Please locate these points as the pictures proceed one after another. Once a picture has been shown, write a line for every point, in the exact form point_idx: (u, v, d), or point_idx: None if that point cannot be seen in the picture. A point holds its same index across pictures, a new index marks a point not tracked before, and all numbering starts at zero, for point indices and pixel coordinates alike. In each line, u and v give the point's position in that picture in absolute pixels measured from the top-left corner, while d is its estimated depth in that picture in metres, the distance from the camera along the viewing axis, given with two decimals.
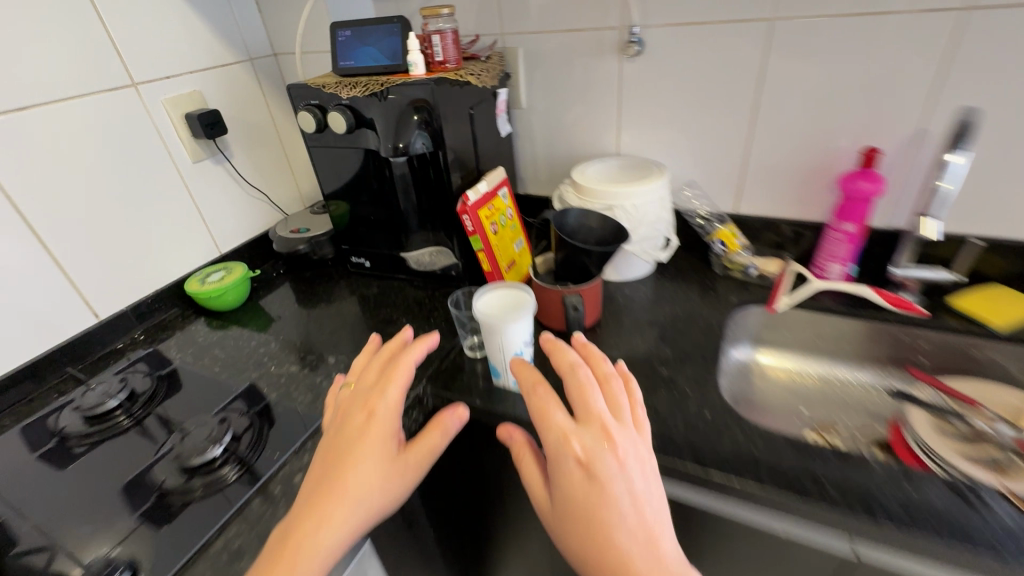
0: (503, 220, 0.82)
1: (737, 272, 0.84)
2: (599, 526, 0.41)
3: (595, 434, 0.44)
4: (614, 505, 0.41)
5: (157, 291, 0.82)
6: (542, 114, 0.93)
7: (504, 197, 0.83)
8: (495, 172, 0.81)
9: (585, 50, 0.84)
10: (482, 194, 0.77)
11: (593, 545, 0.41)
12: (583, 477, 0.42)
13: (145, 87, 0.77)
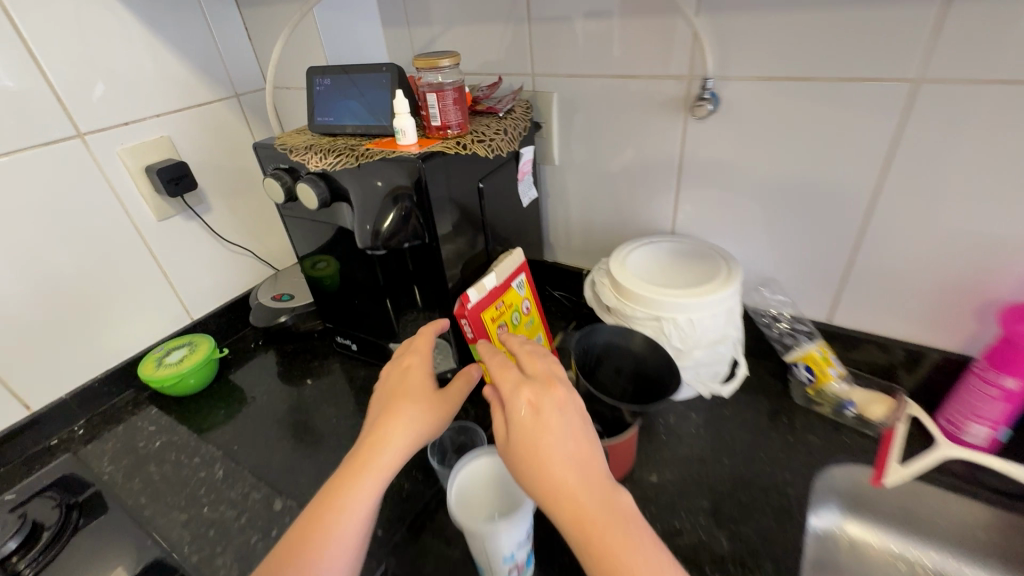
0: (515, 317, 0.63)
1: (828, 409, 0.63)
2: (548, 461, 0.39)
3: (545, 384, 0.43)
4: (563, 464, 0.39)
5: (106, 373, 0.71)
6: (577, 173, 0.74)
7: (520, 288, 0.64)
8: (509, 258, 0.62)
9: (636, 102, 0.64)
10: (489, 290, 0.59)
11: (536, 475, 0.39)
12: (535, 424, 0.40)
13: (96, 136, 0.64)
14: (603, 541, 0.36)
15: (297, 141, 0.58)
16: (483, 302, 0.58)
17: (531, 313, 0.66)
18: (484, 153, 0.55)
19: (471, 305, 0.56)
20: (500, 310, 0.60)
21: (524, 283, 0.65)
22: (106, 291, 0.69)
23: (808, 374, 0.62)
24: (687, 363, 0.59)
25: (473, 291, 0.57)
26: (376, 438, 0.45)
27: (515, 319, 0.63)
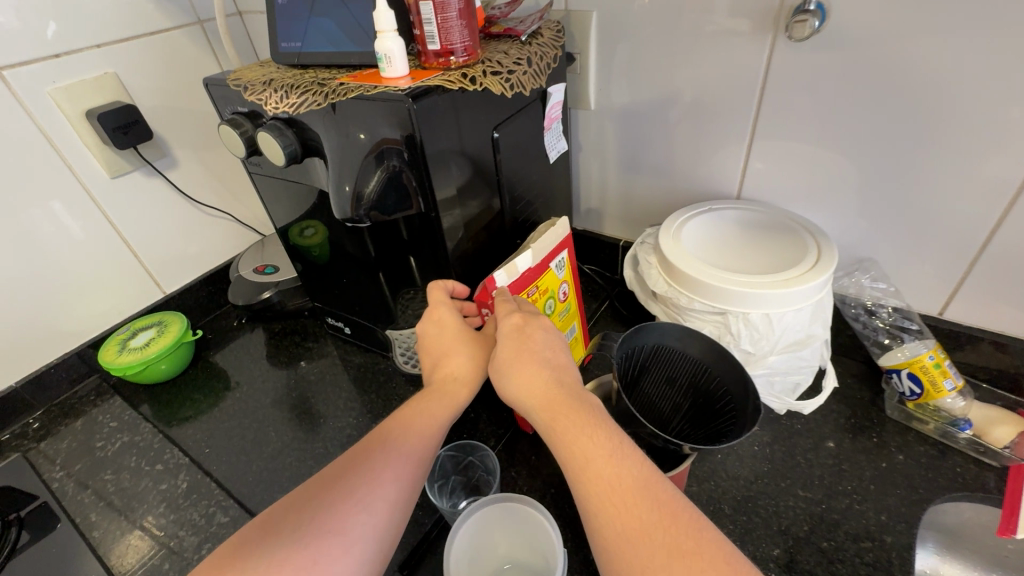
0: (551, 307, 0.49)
1: (933, 427, 0.49)
2: (525, 357, 0.36)
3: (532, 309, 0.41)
4: (539, 357, 0.36)
5: (64, 358, 0.62)
6: (617, 121, 0.59)
7: (560, 270, 0.49)
8: (553, 230, 0.47)
9: (704, 23, 0.48)
10: (521, 273, 0.45)
11: (513, 374, 0.36)
12: (515, 325, 0.38)
13: (20, 73, 0.52)
14: (569, 429, 0.32)
15: (258, 74, 0.44)
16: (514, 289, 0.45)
17: (569, 301, 0.52)
18: (500, 90, 0.40)
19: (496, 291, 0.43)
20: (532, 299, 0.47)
21: (565, 263, 0.50)
22: (52, 264, 0.58)
23: (913, 385, 0.49)
24: (759, 370, 0.46)
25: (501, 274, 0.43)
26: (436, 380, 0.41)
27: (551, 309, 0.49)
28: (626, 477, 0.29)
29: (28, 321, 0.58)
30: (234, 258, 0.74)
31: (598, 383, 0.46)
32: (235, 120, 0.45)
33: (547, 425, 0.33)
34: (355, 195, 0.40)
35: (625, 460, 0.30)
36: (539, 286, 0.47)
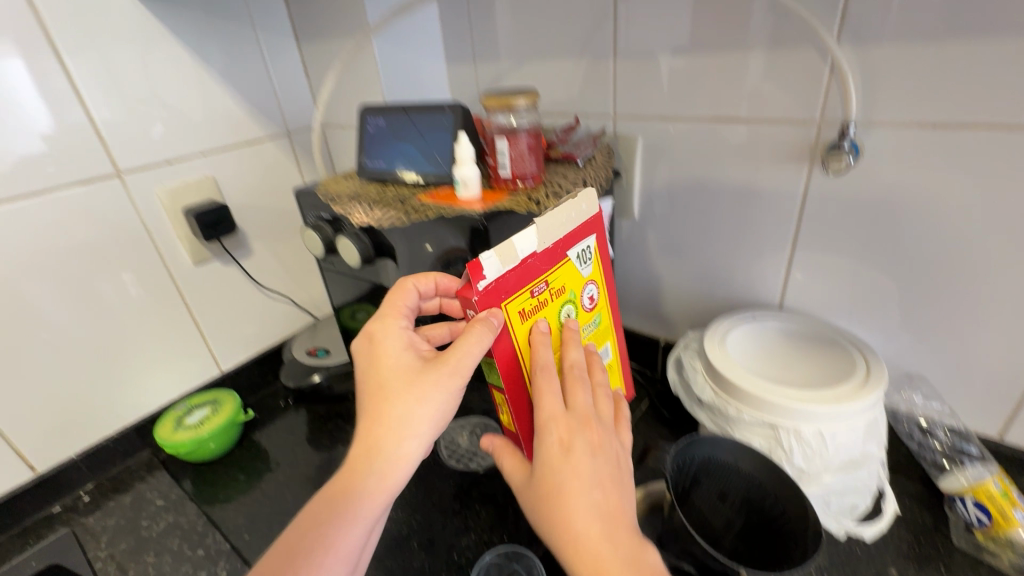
0: (566, 313, 0.41)
1: (1008, 562, 0.46)
2: (570, 497, 0.33)
3: (583, 415, 0.36)
4: (582, 496, 0.33)
5: (123, 431, 0.64)
6: (659, 229, 0.63)
7: (582, 264, 0.42)
8: (569, 214, 0.39)
9: (741, 152, 0.53)
10: (521, 261, 0.37)
11: (553, 512, 0.34)
12: (558, 453, 0.35)
13: (135, 177, 0.60)
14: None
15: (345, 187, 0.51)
16: (512, 283, 0.36)
17: (596, 305, 0.44)
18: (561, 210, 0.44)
19: (487, 284, 0.35)
20: (539, 300, 0.39)
21: (590, 251, 0.42)
22: (130, 342, 0.63)
23: (980, 514, 0.46)
24: (814, 489, 0.45)
25: (491, 261, 0.35)
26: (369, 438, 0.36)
27: (567, 315, 0.41)
28: None
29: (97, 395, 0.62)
30: (288, 339, 0.78)
31: (646, 491, 0.46)
32: (318, 224, 0.50)
33: None
34: None
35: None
36: (549, 282, 0.39)
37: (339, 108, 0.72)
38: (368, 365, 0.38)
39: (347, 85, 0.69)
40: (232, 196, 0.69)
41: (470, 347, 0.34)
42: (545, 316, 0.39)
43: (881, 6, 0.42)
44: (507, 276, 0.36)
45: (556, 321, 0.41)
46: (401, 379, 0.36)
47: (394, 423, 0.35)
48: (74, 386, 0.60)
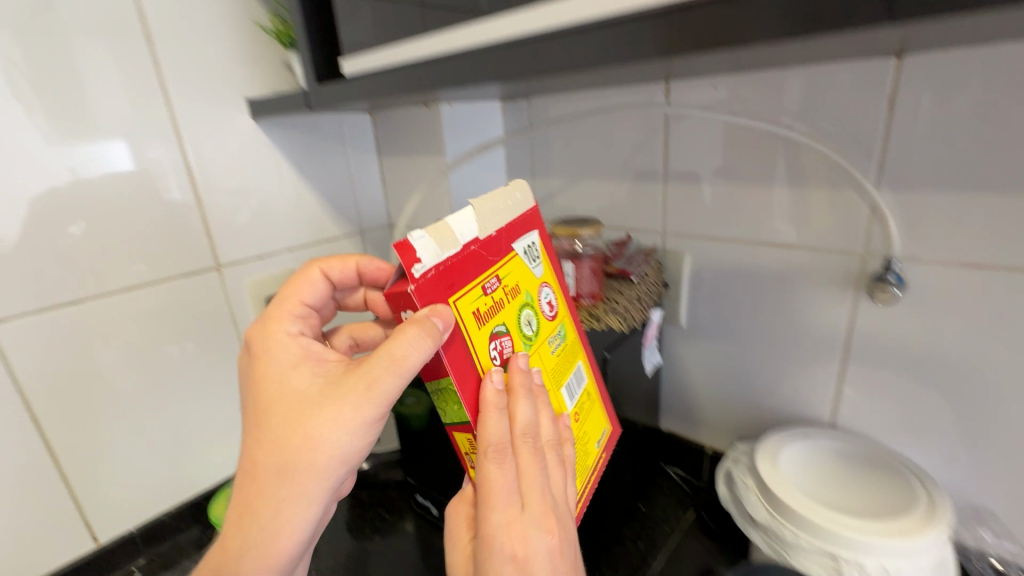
0: (527, 319, 0.36)
1: None
2: None
3: (528, 492, 0.33)
4: None
5: (179, 506, 0.67)
6: (705, 338, 0.66)
7: (531, 262, 0.37)
8: (505, 201, 0.36)
9: (784, 274, 0.57)
10: (464, 247, 0.32)
11: None
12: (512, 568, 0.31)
13: (230, 269, 0.68)
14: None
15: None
16: (457, 277, 0.31)
17: (557, 314, 0.39)
18: (617, 325, 0.50)
19: (426, 271, 0.30)
20: (494, 299, 0.33)
21: (538, 248, 0.38)
22: (197, 414, 0.67)
23: None
24: None
25: (428, 248, 0.30)
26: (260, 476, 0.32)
27: (529, 323, 0.36)
28: None
29: (160, 464, 0.65)
30: None
31: None
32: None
33: None
34: None
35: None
36: (500, 278, 0.34)
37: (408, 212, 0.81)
38: (265, 386, 0.35)
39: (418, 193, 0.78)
40: None
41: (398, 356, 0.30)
42: (504, 321, 0.34)
43: (910, 157, 0.46)
44: (452, 264, 0.31)
45: (517, 328, 0.35)
46: (300, 415, 0.32)
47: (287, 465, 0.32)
48: (145, 458, 0.64)
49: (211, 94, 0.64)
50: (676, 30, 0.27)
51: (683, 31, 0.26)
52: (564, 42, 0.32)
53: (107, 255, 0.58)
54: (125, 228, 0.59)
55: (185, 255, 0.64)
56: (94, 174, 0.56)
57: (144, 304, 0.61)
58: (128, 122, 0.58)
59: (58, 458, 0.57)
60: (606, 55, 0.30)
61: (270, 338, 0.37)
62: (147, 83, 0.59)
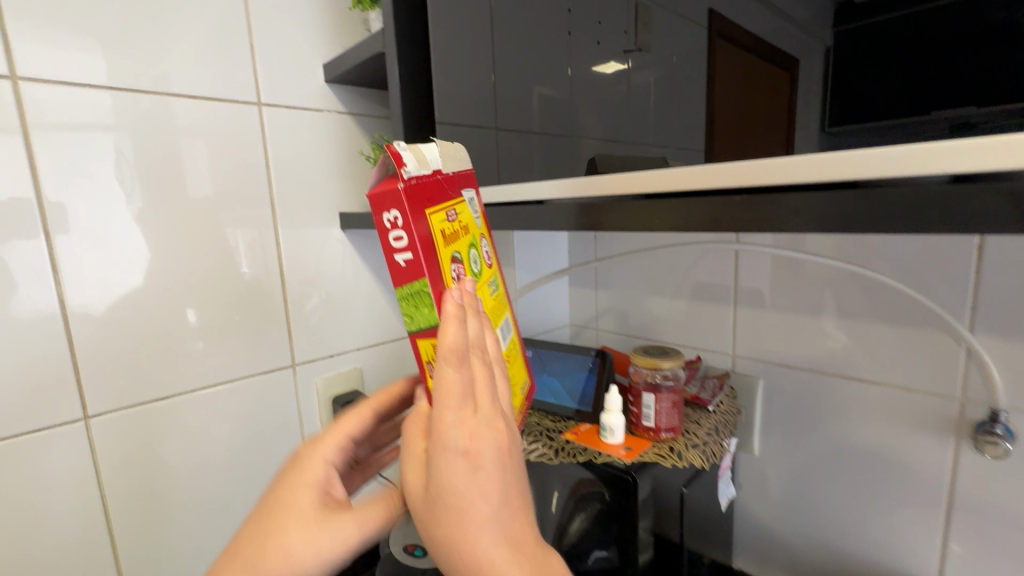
0: (476, 260, 0.33)
1: None
2: (475, 539, 0.26)
3: (486, 452, 0.27)
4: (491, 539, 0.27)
5: None
6: (778, 465, 0.70)
7: (477, 212, 0.35)
8: (455, 152, 0.34)
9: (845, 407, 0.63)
10: (432, 173, 0.30)
11: (451, 551, 0.27)
12: (468, 483, 0.27)
13: (303, 367, 0.79)
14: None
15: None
16: (430, 192, 0.28)
17: (493, 265, 0.37)
18: (700, 461, 0.49)
19: (411, 178, 0.27)
20: (456, 226, 0.30)
21: (479, 206, 0.36)
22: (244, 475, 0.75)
23: None
24: None
25: (409, 156, 0.28)
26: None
27: (477, 262, 0.34)
28: None
29: (202, 514, 0.72)
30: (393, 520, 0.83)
31: None
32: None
33: None
34: (562, 532, 0.51)
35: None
36: (456, 212, 0.31)
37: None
38: (283, 497, 0.33)
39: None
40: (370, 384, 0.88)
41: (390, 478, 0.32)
42: (461, 252, 0.31)
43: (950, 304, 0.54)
44: (428, 181, 0.29)
45: (471, 264, 0.32)
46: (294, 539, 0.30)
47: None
48: (197, 534, 0.71)
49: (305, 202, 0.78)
50: (789, 207, 0.31)
51: (804, 203, 0.31)
52: (689, 205, 0.36)
53: (198, 351, 0.70)
54: (202, 301, 0.69)
55: (255, 331, 0.75)
56: (173, 251, 0.66)
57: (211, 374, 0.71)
58: (218, 211, 0.70)
59: (113, 515, 0.64)
60: (726, 220, 0.34)
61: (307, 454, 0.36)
62: (253, 186, 0.73)
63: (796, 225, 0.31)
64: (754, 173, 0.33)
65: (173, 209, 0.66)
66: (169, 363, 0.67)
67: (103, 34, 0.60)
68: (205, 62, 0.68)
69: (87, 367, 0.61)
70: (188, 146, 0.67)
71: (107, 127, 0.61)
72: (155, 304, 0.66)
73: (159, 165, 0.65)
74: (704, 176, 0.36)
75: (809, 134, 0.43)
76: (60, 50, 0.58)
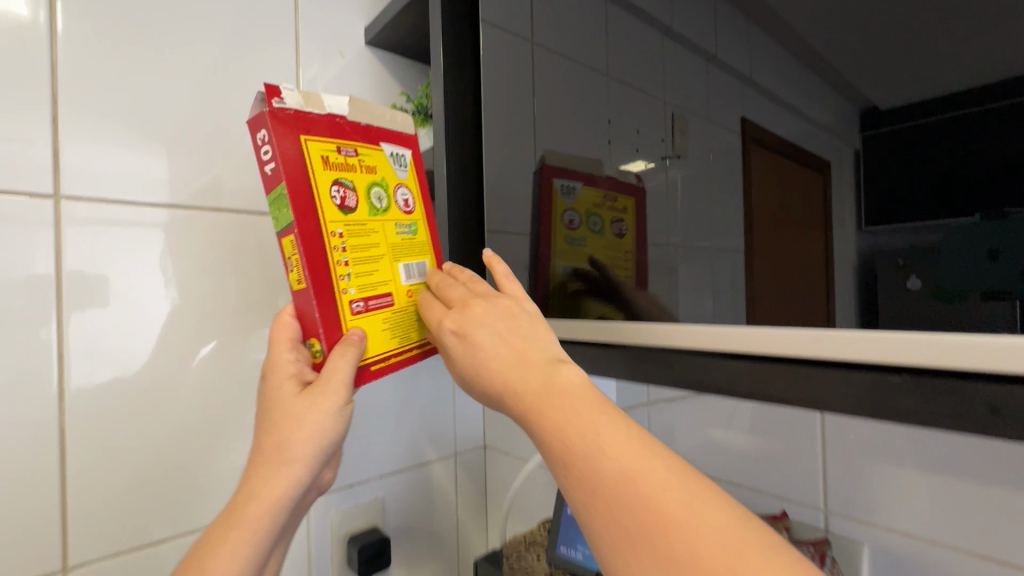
0: (377, 195, 0.54)
1: None
2: (484, 370, 0.46)
3: (508, 309, 0.49)
4: (489, 370, 0.45)
5: None
6: None
7: (398, 167, 0.57)
8: (386, 120, 0.57)
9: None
10: (328, 112, 0.52)
11: (485, 376, 0.46)
12: (459, 334, 0.48)
13: (319, 500, 0.66)
14: (642, 494, 0.34)
15: (541, 532, 0.65)
16: (314, 125, 0.50)
17: (413, 214, 0.58)
18: None
19: (284, 107, 0.48)
20: (344, 159, 0.51)
21: (406, 163, 0.58)
22: None
23: None
24: None
25: (292, 99, 0.49)
26: (277, 445, 0.52)
27: (379, 197, 0.54)
28: (640, 480, 0.35)
29: None
30: None
31: None
32: (517, 554, 0.63)
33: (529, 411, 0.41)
34: None
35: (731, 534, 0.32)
36: (359, 152, 0.53)
37: (510, 437, 0.80)
38: (272, 391, 0.54)
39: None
40: (387, 522, 0.73)
41: (337, 361, 0.49)
42: (350, 178, 0.52)
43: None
44: (310, 114, 0.50)
45: (364, 193, 0.53)
46: (289, 411, 0.52)
47: (292, 424, 0.52)
48: None
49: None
50: (990, 405, 0.33)
51: (1007, 402, 0.32)
52: (863, 381, 0.39)
53: (179, 433, 0.72)
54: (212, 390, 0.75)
55: (253, 419, 0.79)
56: (200, 340, 0.73)
57: (216, 455, 0.76)
58: (238, 307, 0.76)
59: None
60: (914, 406, 0.36)
61: (271, 360, 0.55)
62: (271, 285, 0.80)
63: (1004, 425, 0.33)
64: (937, 354, 0.35)
65: (200, 301, 0.73)
66: (172, 441, 0.71)
67: (170, 144, 0.70)
68: (247, 172, 0.77)
69: (98, 447, 0.66)
70: (223, 248, 0.75)
71: (157, 225, 0.69)
72: (170, 388, 0.71)
73: (195, 263, 0.72)
74: (877, 351, 0.38)
75: (845, 276, 0.42)
76: (142, 161, 0.68)
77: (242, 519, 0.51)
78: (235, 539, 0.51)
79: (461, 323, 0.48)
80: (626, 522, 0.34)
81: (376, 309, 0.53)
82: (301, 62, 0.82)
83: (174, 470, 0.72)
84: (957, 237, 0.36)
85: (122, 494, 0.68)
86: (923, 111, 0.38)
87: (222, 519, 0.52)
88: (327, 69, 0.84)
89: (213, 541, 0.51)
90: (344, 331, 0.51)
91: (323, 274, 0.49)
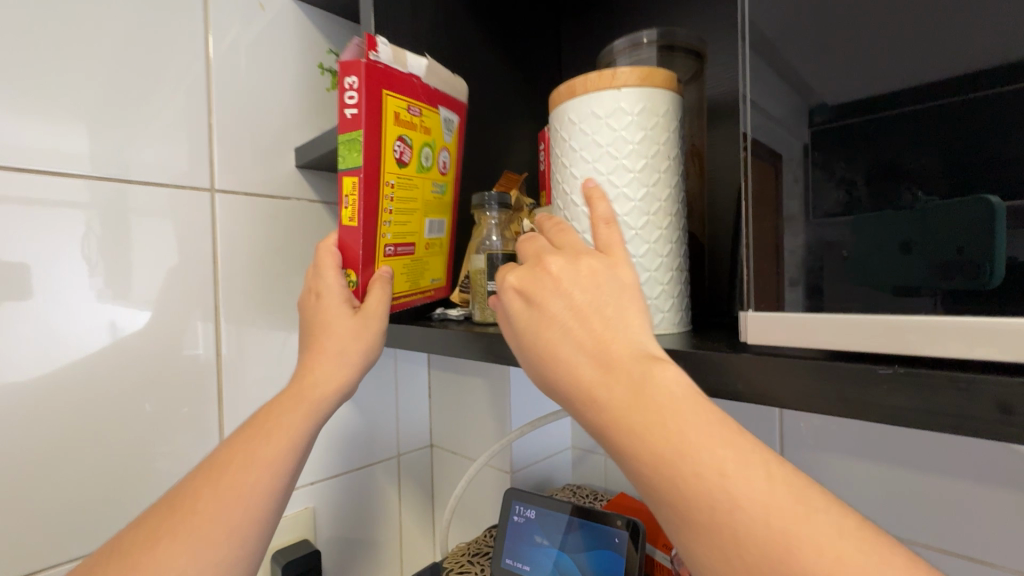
0: (426, 155, 0.55)
1: None
2: (594, 378, 0.30)
3: (592, 271, 0.33)
4: (604, 384, 0.30)
5: None
6: None
7: (447, 131, 0.57)
8: (446, 85, 0.57)
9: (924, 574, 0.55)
10: (409, 73, 0.51)
11: (598, 385, 0.30)
12: (572, 329, 0.32)
13: None
14: None
15: (486, 541, 0.61)
16: (396, 80, 0.50)
17: (447, 175, 0.59)
18: None
19: (376, 58, 0.47)
20: (412, 119, 0.52)
21: (454, 128, 0.58)
22: None
23: None
24: None
25: (386, 54, 0.48)
26: (335, 348, 0.50)
27: (427, 157, 0.55)
28: None
29: None
30: None
31: None
32: (459, 568, 0.58)
33: (669, 472, 0.27)
34: None
35: (769, 487, 0.25)
36: (422, 113, 0.53)
37: (457, 435, 0.75)
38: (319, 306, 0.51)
39: (471, 421, 0.73)
40: (321, 532, 0.67)
41: (376, 297, 0.51)
42: (410, 136, 0.52)
43: None
44: (397, 70, 0.50)
45: (417, 151, 0.54)
46: (340, 327, 0.50)
47: (349, 335, 0.50)
48: None
49: (240, 294, 0.73)
50: (998, 402, 0.25)
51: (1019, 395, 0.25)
52: (798, 364, 0.31)
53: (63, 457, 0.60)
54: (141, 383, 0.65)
55: (165, 430, 0.67)
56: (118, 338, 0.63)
57: (136, 472, 0.65)
58: (164, 298, 0.67)
59: None
60: (881, 400, 0.29)
61: (317, 282, 0.52)
62: (187, 275, 0.68)
63: (1013, 428, 0.25)
64: (899, 337, 0.31)
65: (127, 293, 0.64)
66: (93, 456, 0.62)
67: (74, 108, 0.59)
68: (165, 143, 0.66)
69: None
70: (136, 231, 0.64)
71: (78, 205, 0.60)
72: (84, 395, 0.61)
73: (120, 247, 0.63)
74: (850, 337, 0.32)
75: (796, 263, 0.36)
76: (51, 129, 0.58)
77: (305, 400, 0.48)
78: (285, 429, 0.46)
79: (531, 280, 0.35)
80: (652, 472, 0.27)
81: (401, 255, 0.55)
82: (213, 15, 0.69)
83: (93, 489, 0.62)
84: (885, 226, 0.33)
85: (37, 517, 0.58)
86: (884, 104, 0.33)
87: (260, 418, 0.47)
88: (247, 30, 0.72)
89: (254, 433, 0.45)
90: (375, 267, 0.52)
91: (371, 217, 0.50)
